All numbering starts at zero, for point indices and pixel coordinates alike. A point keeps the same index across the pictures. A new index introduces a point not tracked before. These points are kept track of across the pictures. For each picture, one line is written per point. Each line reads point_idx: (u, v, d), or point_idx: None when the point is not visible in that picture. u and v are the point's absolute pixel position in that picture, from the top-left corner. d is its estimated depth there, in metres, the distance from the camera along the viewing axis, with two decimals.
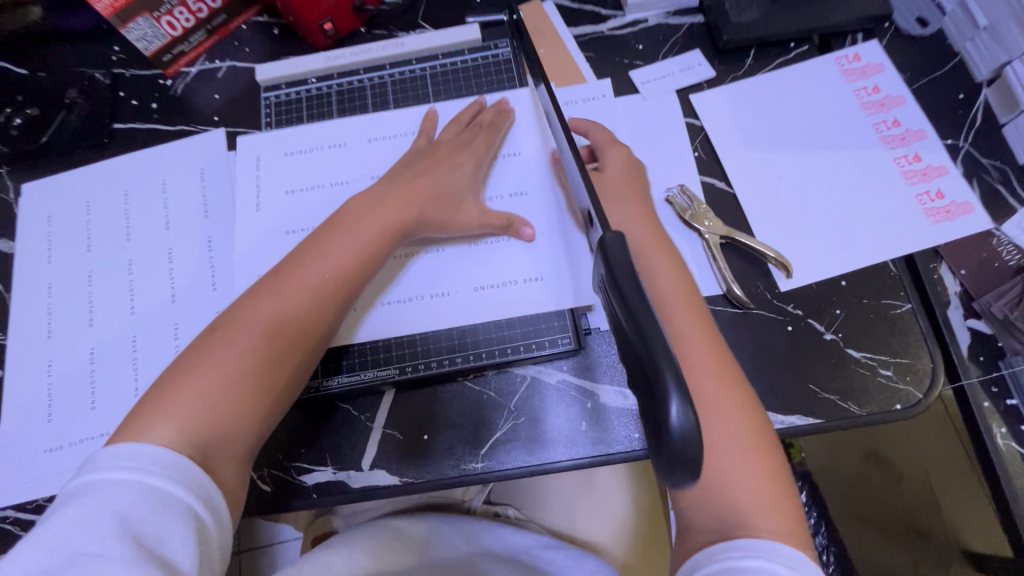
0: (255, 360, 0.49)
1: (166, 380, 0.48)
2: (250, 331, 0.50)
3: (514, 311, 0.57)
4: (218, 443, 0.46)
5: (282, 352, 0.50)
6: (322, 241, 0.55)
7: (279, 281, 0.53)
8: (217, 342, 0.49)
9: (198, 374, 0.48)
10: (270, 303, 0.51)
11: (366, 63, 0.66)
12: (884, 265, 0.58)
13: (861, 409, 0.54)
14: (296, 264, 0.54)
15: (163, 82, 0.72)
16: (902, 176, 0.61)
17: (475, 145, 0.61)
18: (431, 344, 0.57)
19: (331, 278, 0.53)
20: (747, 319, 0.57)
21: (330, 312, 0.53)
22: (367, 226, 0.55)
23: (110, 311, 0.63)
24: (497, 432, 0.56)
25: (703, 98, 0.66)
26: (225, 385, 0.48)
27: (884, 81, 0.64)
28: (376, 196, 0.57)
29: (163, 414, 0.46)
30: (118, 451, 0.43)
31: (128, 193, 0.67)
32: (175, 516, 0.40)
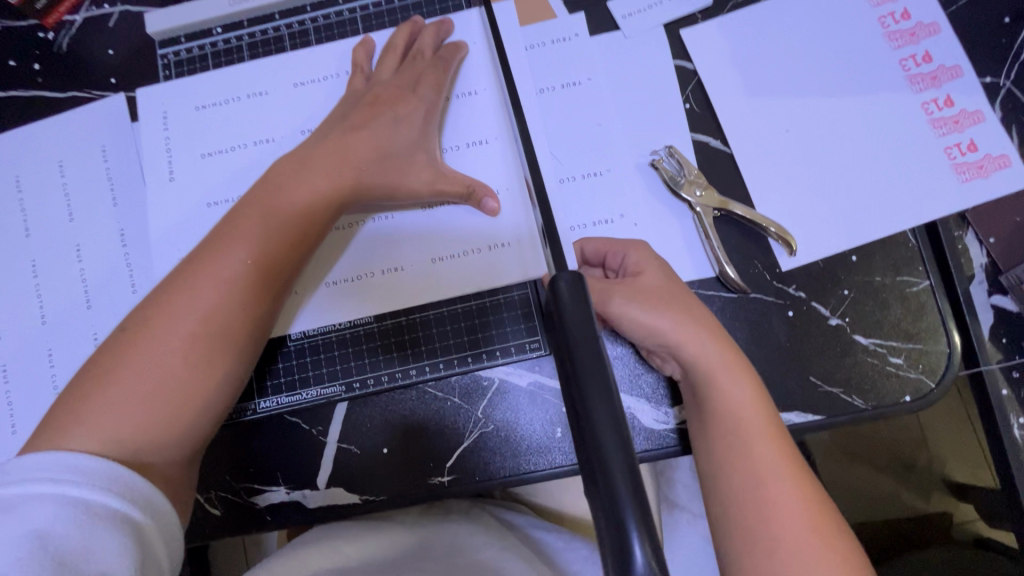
0: (170, 372, 0.40)
1: (86, 381, 0.41)
2: (162, 339, 0.41)
3: (474, 308, 0.50)
4: (152, 452, 0.39)
5: (218, 347, 0.42)
6: (249, 212, 0.45)
7: (202, 264, 0.43)
8: (137, 338, 0.41)
9: (119, 375, 0.40)
10: (185, 301, 0.42)
11: (282, 5, 0.54)
12: (902, 235, 0.50)
13: (865, 403, 0.48)
14: (220, 241, 0.44)
15: (43, 35, 0.59)
16: (929, 125, 0.51)
17: (422, 88, 0.50)
18: (377, 354, 0.51)
19: (257, 264, 0.43)
20: (743, 304, 0.50)
21: (262, 305, 0.44)
22: (293, 198, 0.45)
23: (19, 320, 0.55)
24: (463, 443, 0.50)
25: (696, 33, 0.54)
26: (140, 409, 0.39)
27: (916, 4, 0.53)
28: (306, 155, 0.47)
29: (81, 426, 0.39)
30: (33, 461, 0.36)
31: (20, 178, 0.57)
32: (106, 526, 0.35)
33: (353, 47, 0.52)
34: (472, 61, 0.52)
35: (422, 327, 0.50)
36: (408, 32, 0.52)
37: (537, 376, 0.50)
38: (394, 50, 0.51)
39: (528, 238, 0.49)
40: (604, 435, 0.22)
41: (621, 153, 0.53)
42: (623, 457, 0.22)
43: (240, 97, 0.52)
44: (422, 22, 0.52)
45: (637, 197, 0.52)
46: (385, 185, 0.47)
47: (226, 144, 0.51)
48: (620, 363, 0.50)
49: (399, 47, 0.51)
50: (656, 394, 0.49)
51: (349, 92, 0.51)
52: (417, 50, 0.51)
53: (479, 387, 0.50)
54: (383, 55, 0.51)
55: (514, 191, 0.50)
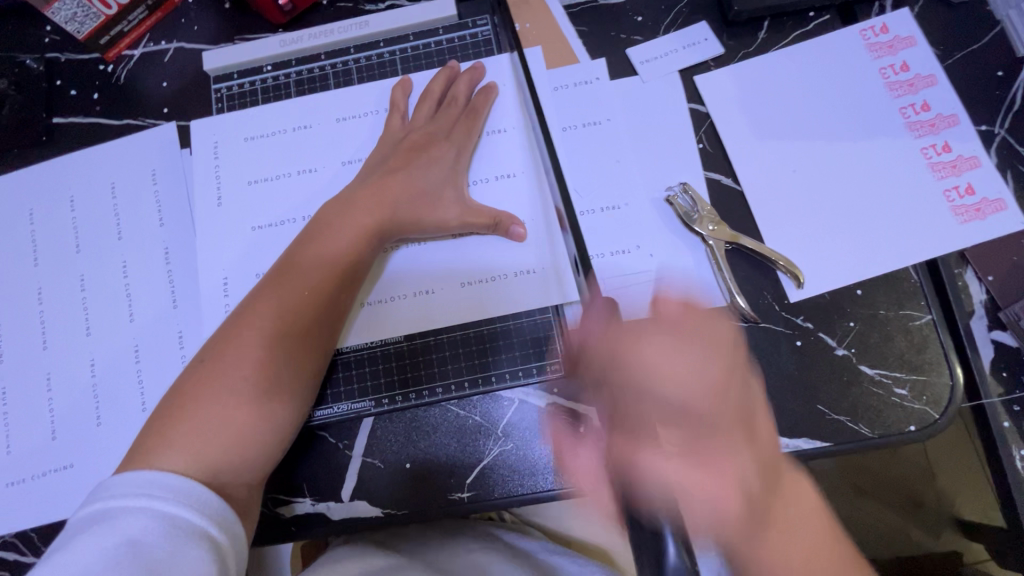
0: (244, 396, 0.44)
1: (166, 409, 0.44)
2: (235, 366, 0.45)
3: (497, 334, 0.53)
4: (229, 471, 0.43)
5: (286, 373, 0.46)
6: (307, 248, 0.49)
7: (270, 297, 0.47)
8: (212, 366, 0.45)
9: (198, 401, 0.44)
10: (255, 331, 0.46)
11: (327, 47, 0.58)
12: (904, 271, 0.53)
13: (871, 431, 0.50)
14: (284, 276, 0.48)
15: (104, 67, 0.64)
16: (928, 168, 0.54)
17: (455, 132, 0.54)
18: (404, 372, 0.53)
19: (320, 296, 0.48)
20: (753, 333, 0.53)
21: (322, 332, 0.48)
22: (347, 236, 0.49)
23: (64, 331, 0.58)
24: (483, 461, 0.52)
25: (709, 80, 0.58)
26: (218, 431, 0.43)
27: (915, 57, 0.57)
28: (352, 193, 0.51)
29: (168, 448, 0.42)
30: (128, 478, 0.40)
31: (75, 198, 0.61)
32: (188, 540, 0.38)
33: (391, 87, 0.57)
34: (501, 101, 0.56)
35: (448, 347, 0.53)
36: (445, 77, 0.56)
37: (555, 399, 0.53)
38: (431, 95, 0.55)
39: (548, 270, 0.53)
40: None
41: (637, 188, 0.56)
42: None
43: (285, 130, 0.56)
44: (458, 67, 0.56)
45: (653, 229, 0.55)
46: (418, 220, 0.51)
47: (271, 172, 0.55)
48: None
49: (435, 93, 0.55)
50: None
51: (387, 131, 0.55)
52: (452, 95, 0.55)
53: (503, 407, 0.53)
54: (420, 98, 0.56)
55: (538, 222, 0.54)
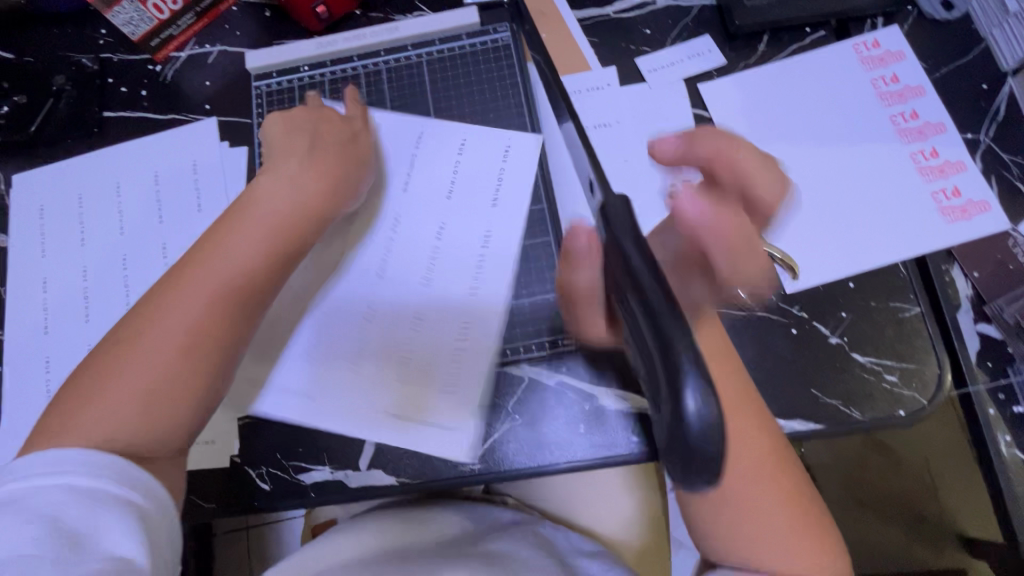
0: (157, 379, 0.44)
1: (90, 377, 0.45)
2: (147, 352, 0.44)
3: (466, 328, 0.55)
4: (147, 442, 0.44)
5: (207, 349, 0.46)
6: (232, 228, 0.50)
7: (195, 274, 0.47)
8: (137, 338, 0.45)
9: (124, 369, 0.44)
10: (164, 316, 0.46)
11: (359, 50, 0.63)
12: (894, 266, 0.56)
13: (863, 415, 0.53)
14: (216, 254, 0.48)
15: (152, 67, 0.70)
16: (917, 172, 0.58)
17: (423, 149, 0.59)
18: (371, 367, 0.54)
19: (230, 284, 0.47)
20: (751, 320, 0.56)
21: (235, 319, 0.47)
22: (256, 228, 0.50)
23: (105, 307, 0.62)
24: (493, 434, 0.55)
25: (712, 87, 0.63)
26: (130, 412, 0.43)
27: (904, 70, 0.61)
28: (292, 182, 0.52)
29: (82, 414, 0.43)
30: (35, 461, 0.40)
31: (120, 185, 0.66)
32: (111, 512, 0.39)
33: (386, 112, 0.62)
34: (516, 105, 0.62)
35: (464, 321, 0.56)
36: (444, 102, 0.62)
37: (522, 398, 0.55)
38: (408, 120, 0.61)
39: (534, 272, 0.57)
40: (664, 315, 0.29)
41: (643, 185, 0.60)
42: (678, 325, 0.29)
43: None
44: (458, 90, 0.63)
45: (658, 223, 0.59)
46: (381, 218, 0.55)
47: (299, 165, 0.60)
48: None
49: (412, 118, 0.61)
50: None
51: (352, 134, 0.58)
52: (425, 122, 0.61)
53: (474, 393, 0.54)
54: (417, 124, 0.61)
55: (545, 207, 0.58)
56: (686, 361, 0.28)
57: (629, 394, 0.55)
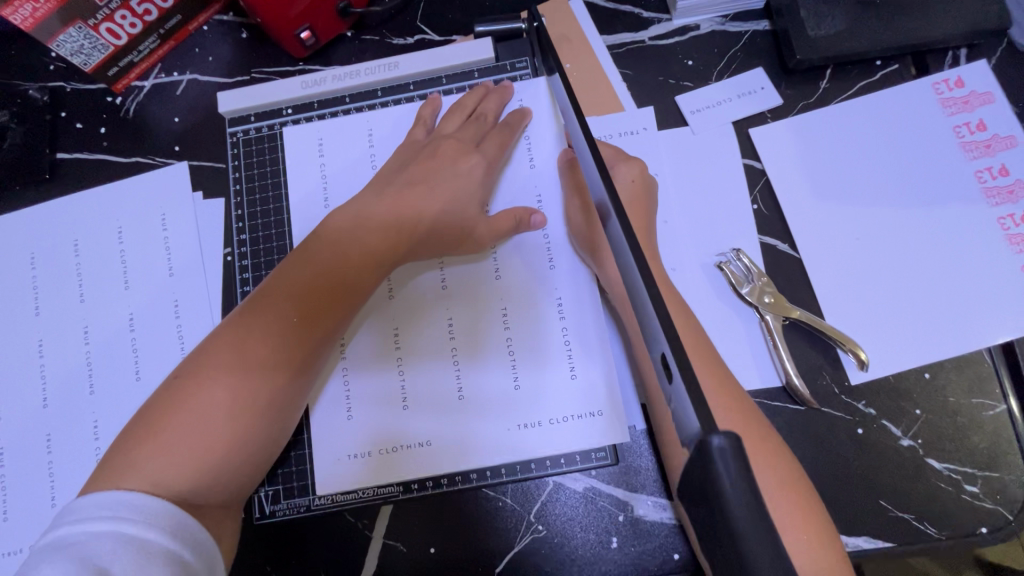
0: (222, 418, 0.41)
1: (137, 432, 0.41)
2: (215, 387, 0.41)
3: (526, 371, 0.48)
4: (202, 496, 0.40)
5: (267, 403, 0.43)
6: (314, 250, 0.46)
7: (259, 312, 0.44)
8: (190, 387, 0.42)
9: (172, 425, 0.40)
10: (236, 347, 0.43)
11: (353, 90, 0.54)
12: (977, 354, 0.49)
13: (938, 532, 0.46)
14: (280, 294, 0.44)
15: (112, 99, 0.60)
16: (1005, 241, 0.50)
17: (486, 146, 0.50)
18: (418, 417, 0.48)
19: (307, 315, 0.44)
20: (811, 417, 0.48)
21: (311, 354, 0.45)
22: (345, 252, 0.46)
23: (65, 386, 0.54)
24: (513, 547, 0.48)
25: (766, 133, 0.54)
26: (193, 452, 0.40)
27: (993, 116, 0.52)
28: (359, 217, 0.47)
29: (122, 477, 0.39)
30: (92, 503, 0.37)
31: (78, 242, 0.57)
32: (158, 562, 0.35)
33: (420, 104, 0.53)
34: (536, 149, 0.52)
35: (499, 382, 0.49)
36: (478, 95, 0.52)
37: (588, 433, 0.47)
38: (462, 108, 0.52)
39: (593, 320, 0.48)
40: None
41: (685, 253, 0.52)
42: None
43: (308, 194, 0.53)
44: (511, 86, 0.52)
45: (702, 299, 0.51)
46: (444, 234, 0.48)
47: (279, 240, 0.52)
48: None
49: (466, 106, 0.52)
50: None
51: (409, 142, 0.51)
52: (482, 113, 0.52)
53: (526, 444, 0.47)
54: (450, 110, 0.52)
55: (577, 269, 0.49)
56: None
57: (670, 503, 0.48)
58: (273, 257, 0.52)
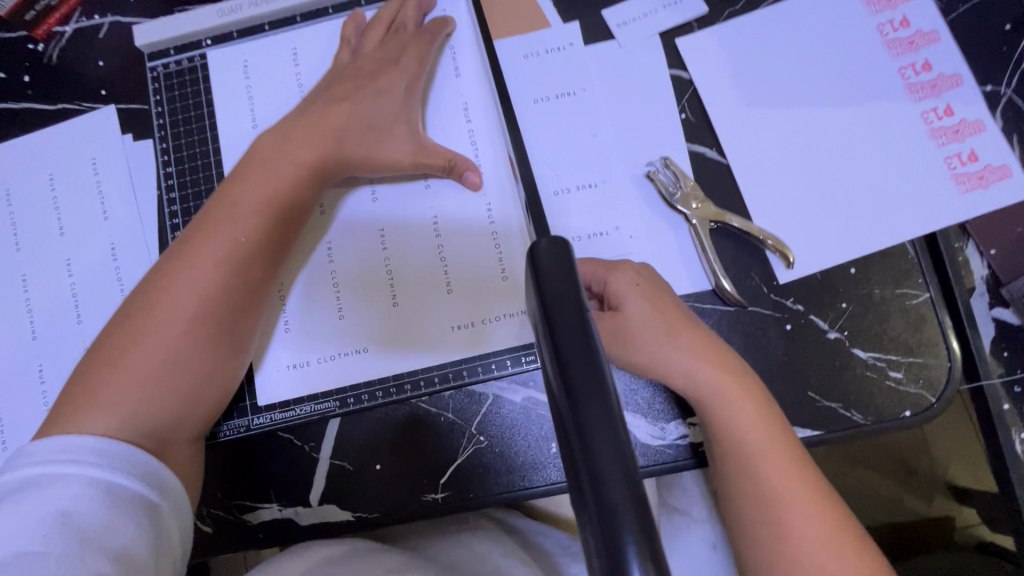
0: (175, 353, 0.42)
1: (93, 368, 0.42)
2: (166, 322, 0.42)
3: (460, 276, 0.49)
4: (168, 425, 0.42)
5: (222, 327, 0.43)
6: (243, 177, 0.45)
7: (199, 243, 0.43)
8: (142, 319, 0.42)
9: (128, 358, 0.41)
10: (179, 282, 0.42)
11: (271, 16, 0.53)
12: (901, 247, 0.49)
13: (864, 418, 0.48)
14: (218, 219, 0.44)
15: (33, 46, 0.59)
16: (928, 134, 0.50)
17: (405, 60, 0.50)
18: (354, 326, 0.49)
19: (244, 245, 0.44)
20: (741, 317, 0.49)
21: (254, 284, 0.44)
22: (274, 177, 0.45)
23: (7, 334, 0.54)
24: (457, 458, 0.49)
25: (692, 42, 0.54)
26: (152, 387, 0.41)
27: (915, 11, 0.52)
28: (284, 132, 0.47)
29: (86, 409, 0.40)
30: (55, 445, 0.38)
31: (10, 192, 0.57)
32: (121, 503, 0.37)
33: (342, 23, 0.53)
34: (461, 59, 0.52)
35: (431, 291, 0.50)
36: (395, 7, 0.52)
37: (519, 331, 0.49)
38: (380, 23, 0.51)
39: (517, 220, 0.49)
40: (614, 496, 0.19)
41: (615, 165, 0.52)
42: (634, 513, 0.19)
43: (235, 126, 0.52)
44: None
45: (632, 208, 0.51)
46: (366, 150, 0.47)
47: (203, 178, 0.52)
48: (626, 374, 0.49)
49: (385, 21, 0.51)
50: (652, 409, 0.49)
51: (334, 64, 0.51)
52: (401, 23, 0.51)
53: (467, 345, 0.49)
54: (370, 25, 0.51)
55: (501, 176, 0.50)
56: (638, 566, 0.18)
57: None
58: (200, 189, 0.52)
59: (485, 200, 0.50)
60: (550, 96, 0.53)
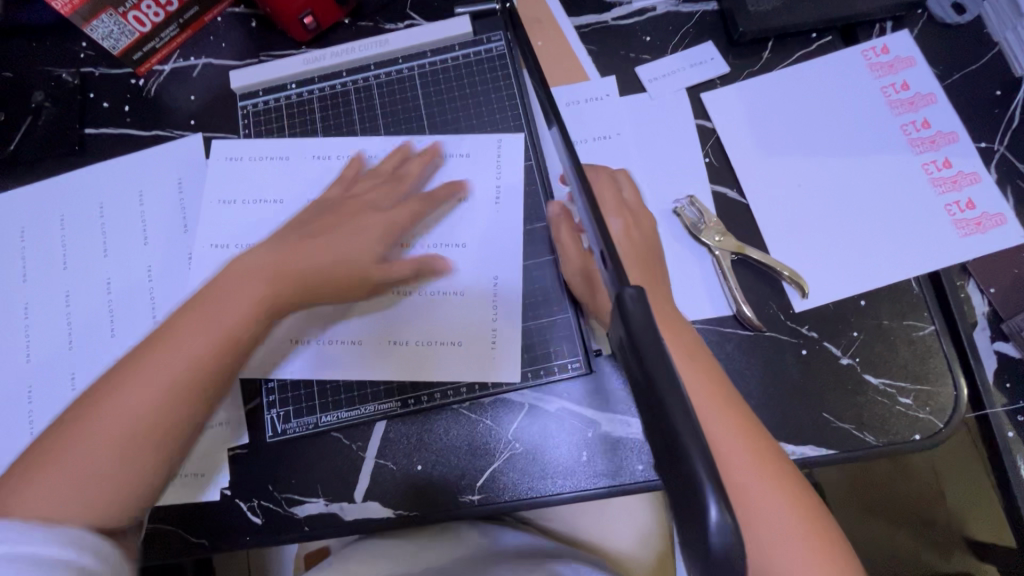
0: (108, 457, 0.40)
1: (66, 427, 0.41)
2: (108, 423, 0.40)
3: (469, 305, 0.54)
4: (101, 518, 0.40)
5: (172, 435, 0.42)
6: (217, 295, 0.45)
7: (164, 346, 0.43)
8: (95, 413, 0.41)
9: (77, 452, 0.40)
10: (134, 380, 0.42)
11: (348, 65, 0.61)
12: (906, 283, 0.54)
13: (876, 439, 0.51)
14: (185, 326, 0.44)
15: (135, 82, 0.67)
16: (929, 184, 0.56)
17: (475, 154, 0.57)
18: (419, 344, 0.54)
19: (201, 359, 0.43)
20: (760, 341, 0.54)
21: (207, 396, 0.43)
22: (219, 301, 0.45)
23: (88, 331, 0.60)
24: (494, 463, 0.53)
25: (715, 97, 0.61)
26: (82, 486, 0.39)
27: (915, 77, 0.59)
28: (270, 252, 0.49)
29: (48, 469, 0.39)
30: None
31: (103, 205, 0.64)
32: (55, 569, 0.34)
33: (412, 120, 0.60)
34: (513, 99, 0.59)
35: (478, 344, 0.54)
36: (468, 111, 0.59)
37: (561, 343, 0.54)
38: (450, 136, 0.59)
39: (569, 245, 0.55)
40: (682, 435, 0.24)
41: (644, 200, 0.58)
42: (704, 449, 0.23)
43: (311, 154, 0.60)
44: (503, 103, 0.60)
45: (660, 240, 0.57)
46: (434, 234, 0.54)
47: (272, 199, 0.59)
48: None
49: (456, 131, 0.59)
50: None
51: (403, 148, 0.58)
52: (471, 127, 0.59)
53: (469, 364, 0.53)
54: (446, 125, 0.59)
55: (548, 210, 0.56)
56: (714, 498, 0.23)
57: (634, 419, 0.53)
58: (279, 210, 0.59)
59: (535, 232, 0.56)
60: (589, 139, 0.60)
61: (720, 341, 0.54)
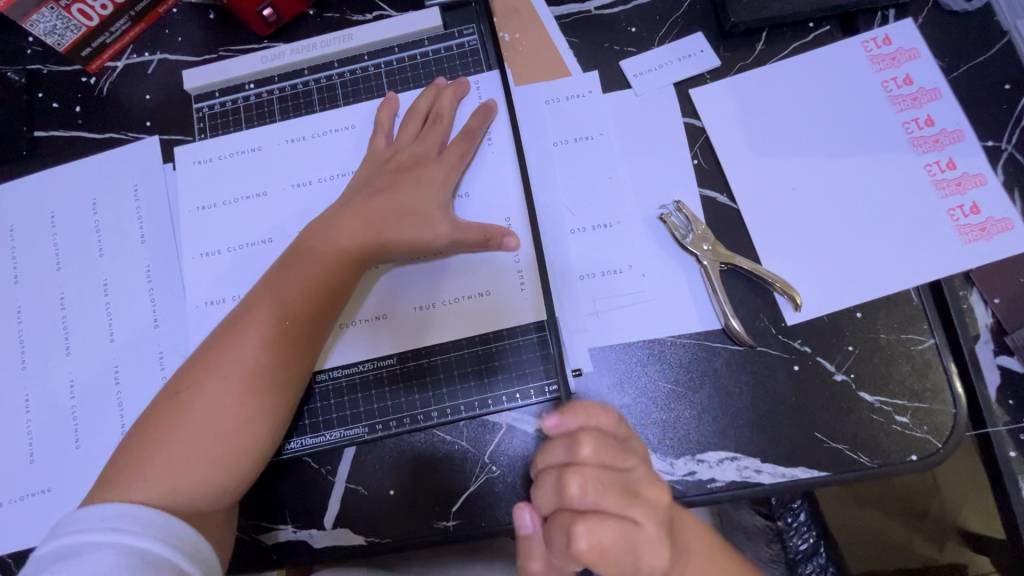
0: (216, 430, 0.43)
1: (145, 434, 0.44)
2: (210, 399, 0.43)
3: (430, 286, 0.52)
4: (203, 498, 0.43)
5: (266, 407, 0.45)
6: (291, 267, 0.48)
7: (248, 320, 0.46)
8: (189, 394, 0.44)
9: (175, 433, 0.43)
10: (227, 359, 0.44)
11: (309, 62, 0.58)
12: (906, 294, 0.51)
13: (871, 460, 0.48)
14: (263, 304, 0.46)
15: (86, 80, 0.63)
16: (932, 186, 0.52)
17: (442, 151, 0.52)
18: (390, 326, 0.52)
19: (285, 329, 0.46)
20: (750, 356, 0.51)
21: (295, 368, 0.46)
22: (290, 277, 0.47)
23: (42, 350, 0.57)
24: (470, 486, 0.50)
25: (706, 93, 0.57)
26: (193, 460, 0.42)
27: (918, 71, 0.55)
28: (330, 216, 0.50)
29: (161, 446, 0.43)
30: (96, 514, 0.39)
31: (56, 215, 0.60)
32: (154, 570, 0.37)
33: (377, 107, 0.56)
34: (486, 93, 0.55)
35: (450, 346, 0.52)
36: (430, 95, 0.55)
37: (536, 363, 0.51)
38: (416, 114, 0.54)
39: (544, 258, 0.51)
40: None
41: (629, 206, 0.54)
42: None
43: (271, 158, 0.55)
44: (468, 82, 0.55)
45: (646, 249, 0.53)
46: (410, 223, 0.50)
47: (232, 194, 0.55)
48: (643, 400, 0.51)
49: (421, 110, 0.54)
50: (662, 444, 0.50)
51: (374, 153, 0.54)
52: (436, 112, 0.54)
53: (426, 326, 0.52)
54: (405, 117, 0.54)
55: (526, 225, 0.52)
56: None
57: None
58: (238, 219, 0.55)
59: (504, 214, 0.53)
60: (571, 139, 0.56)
61: (707, 357, 0.51)
